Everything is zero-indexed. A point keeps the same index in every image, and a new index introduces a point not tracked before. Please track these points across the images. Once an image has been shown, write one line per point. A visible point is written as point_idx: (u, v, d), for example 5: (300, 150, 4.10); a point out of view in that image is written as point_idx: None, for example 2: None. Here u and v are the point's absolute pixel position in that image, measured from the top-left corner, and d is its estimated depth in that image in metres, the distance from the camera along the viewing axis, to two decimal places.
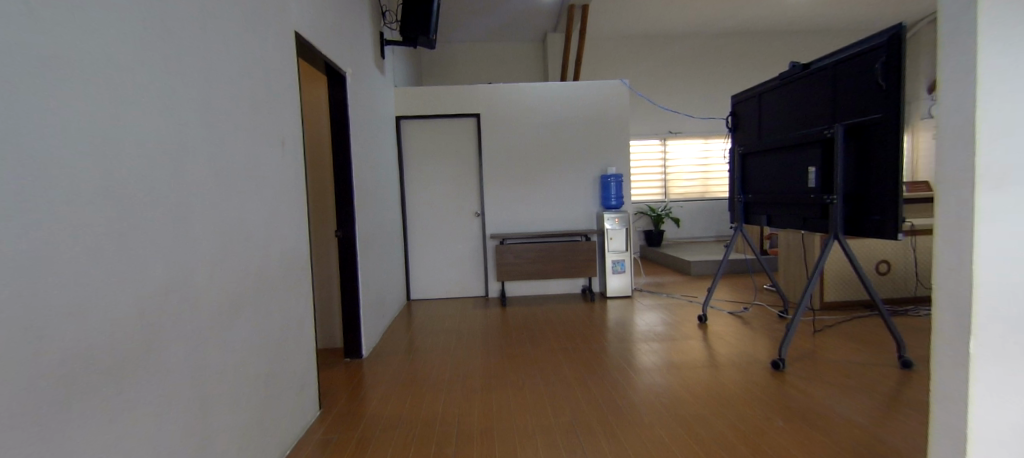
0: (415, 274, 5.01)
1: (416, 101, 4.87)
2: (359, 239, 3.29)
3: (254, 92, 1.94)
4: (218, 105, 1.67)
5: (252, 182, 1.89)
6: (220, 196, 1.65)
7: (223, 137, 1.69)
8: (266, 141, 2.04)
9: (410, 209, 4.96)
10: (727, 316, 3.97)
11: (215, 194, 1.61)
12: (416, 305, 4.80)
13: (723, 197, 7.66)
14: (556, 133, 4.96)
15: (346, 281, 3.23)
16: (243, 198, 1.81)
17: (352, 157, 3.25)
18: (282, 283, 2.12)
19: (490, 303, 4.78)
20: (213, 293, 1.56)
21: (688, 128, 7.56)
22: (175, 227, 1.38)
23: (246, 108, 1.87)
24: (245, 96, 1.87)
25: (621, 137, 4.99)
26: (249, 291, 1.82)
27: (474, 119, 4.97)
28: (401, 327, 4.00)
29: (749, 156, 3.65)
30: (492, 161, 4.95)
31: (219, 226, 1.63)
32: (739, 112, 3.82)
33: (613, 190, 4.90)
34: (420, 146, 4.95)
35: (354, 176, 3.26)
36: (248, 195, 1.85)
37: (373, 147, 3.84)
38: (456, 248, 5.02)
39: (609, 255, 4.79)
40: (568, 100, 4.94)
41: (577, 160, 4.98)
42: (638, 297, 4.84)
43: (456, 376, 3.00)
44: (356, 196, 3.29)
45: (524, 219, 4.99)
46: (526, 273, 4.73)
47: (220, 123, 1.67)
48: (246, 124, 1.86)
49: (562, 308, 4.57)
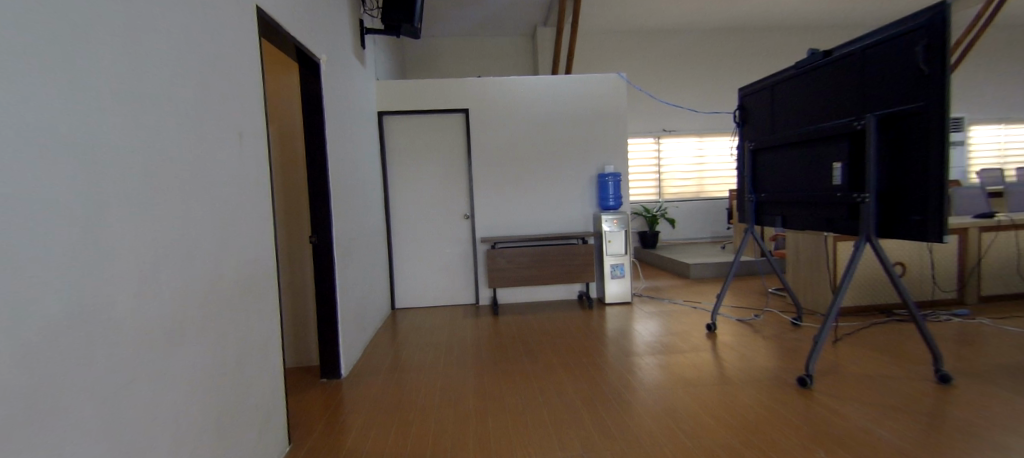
0: (399, 282, 4.65)
1: (399, 95, 4.52)
2: (337, 246, 2.94)
3: (204, 72, 1.59)
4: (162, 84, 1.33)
5: (204, 182, 1.54)
6: (162, 200, 1.31)
7: (166, 124, 1.35)
8: (222, 132, 1.69)
9: (394, 211, 4.61)
10: (736, 324, 3.72)
11: (154, 197, 1.27)
12: (401, 315, 4.45)
13: (718, 197, 7.47)
14: (550, 129, 4.66)
15: (323, 294, 2.87)
16: (192, 203, 1.47)
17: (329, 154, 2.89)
18: (242, 304, 1.77)
19: (482, 311, 4.45)
20: (151, 326, 1.22)
21: (682, 126, 7.35)
22: (99, 243, 1.05)
23: (196, 90, 1.52)
24: (192, 75, 1.51)
25: (619, 134, 4.71)
26: (201, 317, 1.47)
27: (463, 114, 4.64)
28: (385, 341, 3.65)
29: (761, 152, 3.41)
30: (483, 160, 4.63)
31: (161, 241, 1.29)
32: (747, 106, 3.57)
33: (610, 189, 4.63)
34: (404, 143, 4.60)
35: (331, 176, 2.90)
36: (199, 198, 1.50)
37: (353, 143, 3.49)
38: (444, 253, 4.68)
39: (607, 259, 4.51)
40: (563, 94, 4.65)
41: (572, 158, 4.69)
42: (638, 303, 4.56)
43: (446, 398, 2.67)
44: (334, 198, 2.93)
45: (517, 221, 4.68)
46: (520, 279, 4.41)
47: (163, 108, 1.33)
48: (195, 110, 1.52)
49: (558, 316, 4.27)
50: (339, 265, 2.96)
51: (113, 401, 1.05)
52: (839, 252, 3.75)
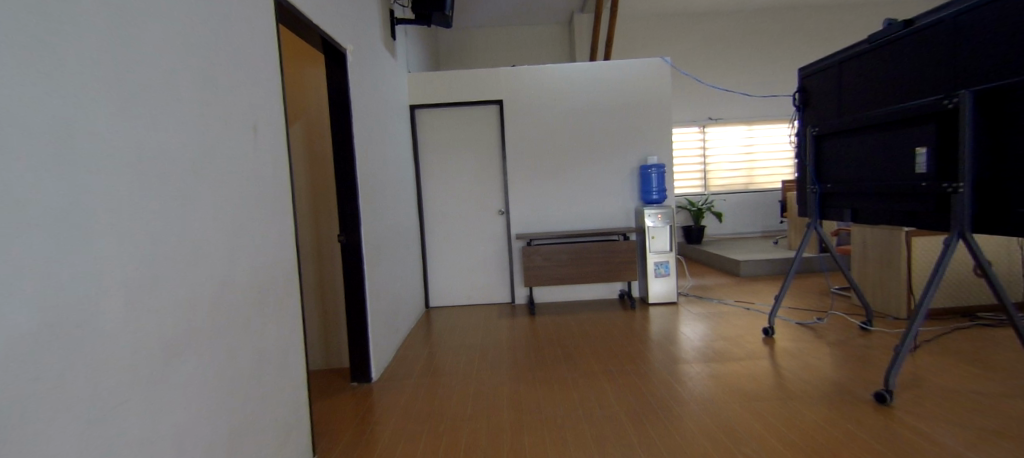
0: (434, 280, 4.56)
1: (431, 88, 4.40)
2: (365, 244, 2.84)
3: (213, 60, 1.49)
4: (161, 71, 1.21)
5: (213, 178, 1.44)
6: (165, 198, 1.21)
7: (168, 115, 1.24)
8: (234, 124, 1.59)
9: (427, 207, 4.51)
10: (796, 328, 3.38)
11: (154, 194, 1.17)
12: (436, 314, 4.35)
13: (770, 189, 6.96)
14: (588, 119, 4.41)
15: (352, 294, 2.78)
16: (200, 200, 1.36)
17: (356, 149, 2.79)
18: (258, 306, 1.67)
19: (517, 311, 4.28)
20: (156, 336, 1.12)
21: (730, 113, 6.88)
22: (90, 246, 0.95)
23: (202, 79, 1.42)
24: (199, 62, 1.41)
25: (663, 123, 4.41)
26: (211, 323, 1.37)
27: (496, 105, 4.47)
28: (418, 342, 3.55)
29: (825, 137, 3.04)
30: (517, 152, 4.44)
31: (165, 242, 1.19)
32: (809, 87, 3.21)
33: (654, 182, 4.33)
34: (436, 138, 4.48)
35: (358, 172, 2.80)
36: (207, 195, 1.40)
37: (382, 138, 3.39)
38: (478, 250, 4.54)
39: (650, 257, 4.23)
40: (601, 81, 4.39)
41: (612, 149, 4.42)
42: (684, 303, 4.27)
43: (479, 408, 2.52)
44: (361, 194, 2.83)
45: (553, 217, 4.48)
46: (557, 277, 4.21)
47: (163, 98, 1.22)
48: (202, 99, 1.41)
49: (598, 316, 4.05)
50: (368, 264, 2.86)
51: (111, 419, 0.96)
52: (915, 249, 3.34)
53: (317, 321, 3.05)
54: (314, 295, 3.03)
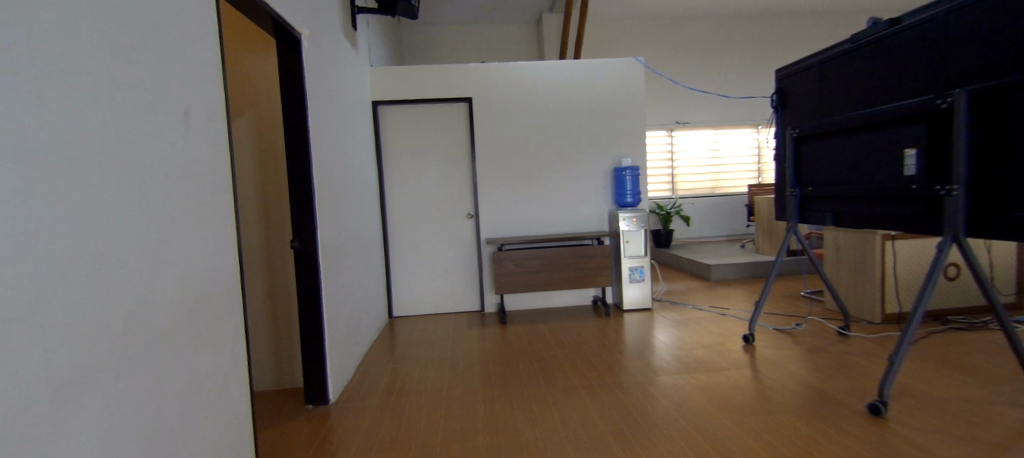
0: (398, 288, 4.26)
1: (396, 83, 4.12)
2: (323, 251, 2.55)
3: (139, 32, 1.20)
4: (60, 31, 0.92)
5: (133, 174, 1.14)
6: (71, 201, 0.93)
7: (72, 92, 0.95)
8: (164, 109, 1.30)
9: (391, 210, 4.22)
10: (773, 333, 3.33)
11: (56, 197, 0.89)
12: (400, 325, 4.06)
13: (734, 193, 7.07)
14: (562, 119, 4.26)
15: (308, 308, 2.48)
16: (114, 201, 1.07)
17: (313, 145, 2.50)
18: (193, 332, 1.38)
19: (488, 320, 4.05)
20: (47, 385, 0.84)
21: (697, 118, 6.95)
22: None
23: (121, 49, 1.12)
24: (121, 33, 1.13)
25: (637, 125, 4.31)
26: (129, 358, 1.07)
27: (466, 103, 4.24)
28: (381, 357, 3.26)
29: (805, 140, 3.04)
30: (488, 153, 4.23)
31: (69, 260, 0.91)
32: (787, 89, 3.21)
33: (628, 184, 4.22)
34: (401, 136, 4.20)
35: (315, 171, 2.50)
36: (124, 196, 1.11)
37: (342, 135, 3.09)
38: (447, 256, 4.29)
39: (625, 262, 4.11)
40: (576, 81, 4.25)
41: (586, 151, 4.29)
42: (659, 309, 4.17)
43: (452, 429, 2.26)
44: (318, 195, 2.53)
45: (525, 221, 4.29)
46: (530, 284, 4.01)
47: (65, 69, 0.94)
48: (121, 74, 1.12)
49: (573, 324, 3.88)
50: (325, 274, 2.57)
51: None
52: (886, 253, 3.38)
53: (266, 339, 2.70)
54: (264, 310, 2.69)
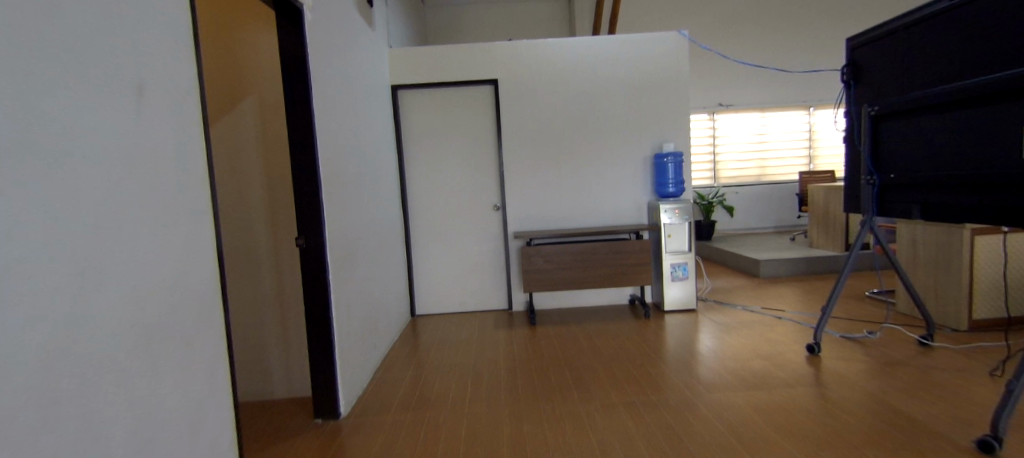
0: (420, 285, 4.03)
1: (416, 65, 3.84)
2: (331, 249, 2.30)
3: None
4: None
5: (65, 165, 0.90)
6: None
7: None
8: (113, 84, 1.05)
9: (413, 202, 3.97)
10: (841, 342, 2.90)
11: None
12: (422, 324, 3.82)
13: (783, 181, 6.50)
14: (596, 101, 3.89)
15: (316, 312, 2.24)
16: (29, 201, 0.82)
17: (318, 131, 2.24)
18: (160, 354, 1.15)
19: (516, 321, 3.76)
20: None
21: (742, 99, 6.39)
22: None
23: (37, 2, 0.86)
24: None
25: (680, 106, 3.90)
26: (44, 405, 0.82)
27: (491, 86, 3.92)
28: (401, 362, 3.03)
29: (885, 118, 2.56)
30: (515, 140, 3.91)
31: None
32: (860, 59, 2.73)
33: (671, 173, 3.83)
34: (422, 122, 3.92)
35: (321, 160, 2.25)
36: (47, 193, 0.86)
37: (355, 121, 2.84)
38: (471, 251, 4.01)
39: (666, 258, 3.74)
40: (611, 58, 3.86)
41: (622, 137, 3.92)
42: (704, 310, 3.79)
43: (474, 452, 1.99)
44: (326, 187, 2.28)
45: (556, 213, 3.96)
46: (561, 282, 3.69)
47: None
48: (38, 34, 0.86)
49: (609, 327, 3.55)
50: (335, 274, 2.33)
51: None
52: (979, 249, 2.88)
53: (274, 343, 2.50)
54: (273, 312, 2.48)
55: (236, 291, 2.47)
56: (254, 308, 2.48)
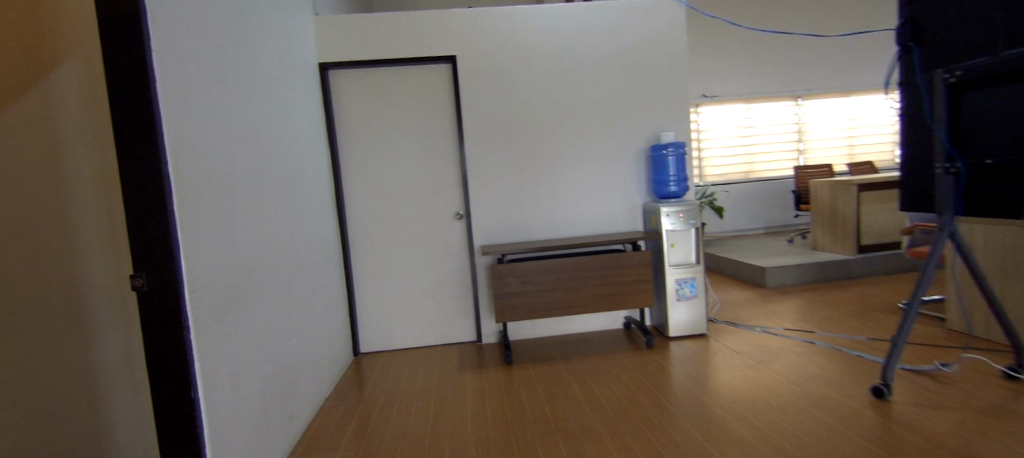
0: (366, 315, 3.20)
1: (350, 38, 3.03)
2: (196, 292, 1.43)
3: None
4: None
5: None
6: None
7: None
8: None
9: (351, 211, 3.14)
10: (907, 379, 2.28)
11: None
12: (368, 367, 2.98)
13: (773, 177, 6.01)
14: (577, 83, 3.18)
15: (170, 398, 1.36)
16: None
17: (166, 101, 1.36)
18: None
19: (487, 359, 2.97)
20: None
21: (726, 90, 5.87)
22: None
23: None
24: None
25: (676, 88, 3.25)
26: None
27: (448, 64, 3.14)
28: (331, 434, 2.18)
29: (970, 85, 1.92)
30: (481, 132, 3.14)
31: None
32: (917, 12, 2.02)
33: (671, 167, 3.15)
34: (362, 111, 3.11)
35: (172, 149, 1.37)
36: None
37: (251, 101, 1.99)
38: (430, 271, 3.21)
39: (669, 273, 3.06)
40: (594, 30, 3.16)
41: (610, 127, 3.23)
42: (717, 336, 3.12)
43: None
44: (183, 193, 1.40)
45: (533, 221, 3.21)
46: (543, 308, 2.94)
47: None
48: None
49: (611, 364, 2.80)
50: (204, 332, 1.46)
51: None
52: None
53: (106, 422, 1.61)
54: (130, 384, 1.66)
55: (56, 373, 1.52)
56: (88, 392, 1.56)
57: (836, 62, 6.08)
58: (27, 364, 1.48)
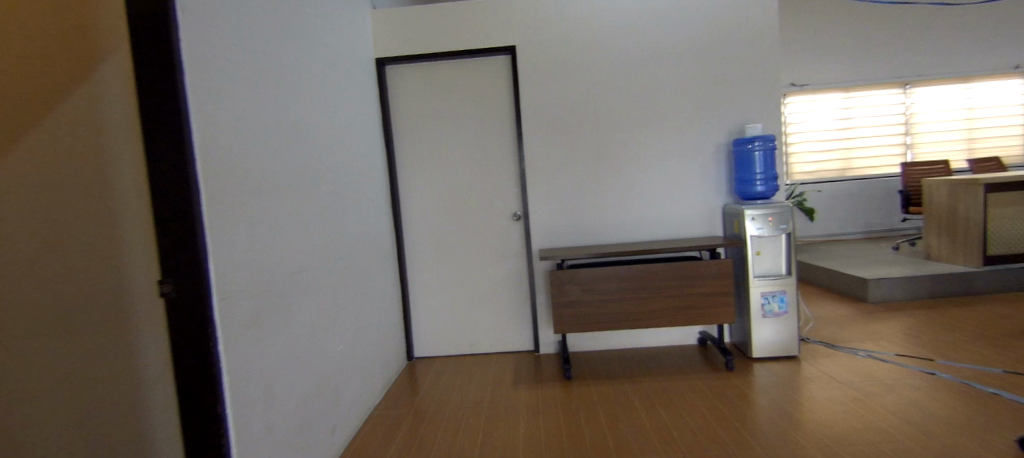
0: (420, 319, 3.10)
1: (406, 32, 2.93)
2: (226, 301, 1.36)
3: None
4: None
5: None
6: None
7: None
8: None
9: (406, 211, 3.05)
10: None
11: None
12: (420, 374, 2.88)
13: (873, 176, 5.27)
14: (649, 72, 2.87)
15: (198, 414, 1.29)
16: None
17: (196, 100, 1.29)
18: None
19: (543, 372, 2.76)
20: None
21: (818, 77, 5.21)
22: None
23: None
24: None
25: (764, 74, 2.84)
26: None
27: (507, 56, 2.96)
28: (378, 448, 2.07)
29: None
30: (540, 128, 2.92)
31: None
32: None
33: (758, 164, 2.75)
34: (418, 107, 3.01)
35: (203, 150, 1.30)
36: None
37: (299, 97, 1.91)
38: (485, 275, 3.05)
39: (754, 286, 2.67)
40: (668, 12, 2.84)
41: (684, 120, 2.89)
42: (811, 360, 2.69)
43: None
44: (212, 196, 1.32)
45: (597, 224, 2.95)
46: (606, 320, 2.68)
47: None
48: None
49: (682, 386, 2.49)
50: (233, 343, 1.38)
51: None
52: None
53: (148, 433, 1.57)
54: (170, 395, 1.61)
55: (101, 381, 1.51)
56: (133, 397, 1.55)
57: (957, 40, 5.20)
58: (79, 371, 1.50)
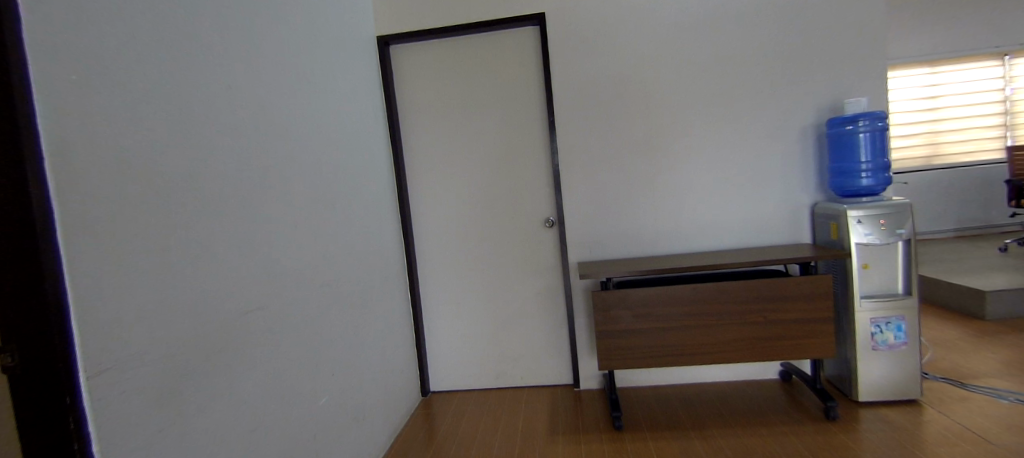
0: (436, 347, 2.61)
1: (413, 2, 2.43)
2: (111, 371, 0.89)
3: None
4: None
5: None
6: None
7: None
8: None
9: (419, 218, 2.57)
10: None
11: None
12: (438, 413, 2.40)
13: (968, 162, 4.48)
14: (714, 39, 2.28)
15: None
16: None
17: (44, 64, 0.82)
18: None
19: (586, 417, 2.22)
20: None
21: (897, 48, 4.44)
22: None
23: None
24: None
25: (868, 35, 2.20)
26: None
27: (535, 26, 2.42)
28: None
29: None
30: (577, 113, 2.38)
31: None
32: None
33: (862, 150, 2.15)
34: (429, 94, 2.52)
35: (58, 139, 0.83)
36: None
37: (259, 74, 1.43)
38: (512, 294, 2.54)
39: (862, 309, 2.06)
40: None
41: (758, 97, 2.29)
42: (941, 406, 2.05)
43: None
44: (82, 213, 0.86)
45: (650, 231, 2.39)
46: (666, 353, 2.12)
47: None
48: None
49: (767, 439, 1.92)
50: (129, 433, 0.91)
51: None
52: None
53: None
54: None
55: None
56: None
57: None
58: None
